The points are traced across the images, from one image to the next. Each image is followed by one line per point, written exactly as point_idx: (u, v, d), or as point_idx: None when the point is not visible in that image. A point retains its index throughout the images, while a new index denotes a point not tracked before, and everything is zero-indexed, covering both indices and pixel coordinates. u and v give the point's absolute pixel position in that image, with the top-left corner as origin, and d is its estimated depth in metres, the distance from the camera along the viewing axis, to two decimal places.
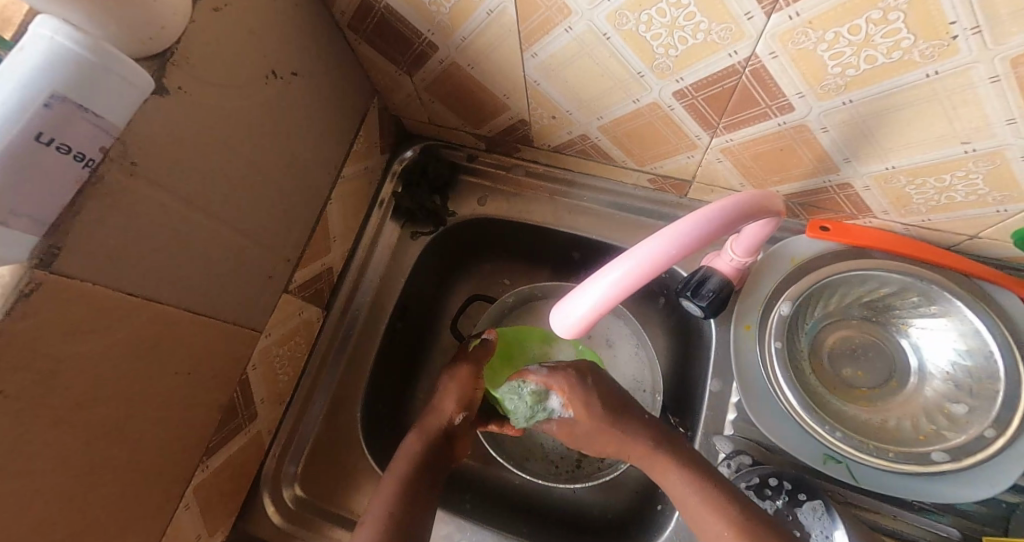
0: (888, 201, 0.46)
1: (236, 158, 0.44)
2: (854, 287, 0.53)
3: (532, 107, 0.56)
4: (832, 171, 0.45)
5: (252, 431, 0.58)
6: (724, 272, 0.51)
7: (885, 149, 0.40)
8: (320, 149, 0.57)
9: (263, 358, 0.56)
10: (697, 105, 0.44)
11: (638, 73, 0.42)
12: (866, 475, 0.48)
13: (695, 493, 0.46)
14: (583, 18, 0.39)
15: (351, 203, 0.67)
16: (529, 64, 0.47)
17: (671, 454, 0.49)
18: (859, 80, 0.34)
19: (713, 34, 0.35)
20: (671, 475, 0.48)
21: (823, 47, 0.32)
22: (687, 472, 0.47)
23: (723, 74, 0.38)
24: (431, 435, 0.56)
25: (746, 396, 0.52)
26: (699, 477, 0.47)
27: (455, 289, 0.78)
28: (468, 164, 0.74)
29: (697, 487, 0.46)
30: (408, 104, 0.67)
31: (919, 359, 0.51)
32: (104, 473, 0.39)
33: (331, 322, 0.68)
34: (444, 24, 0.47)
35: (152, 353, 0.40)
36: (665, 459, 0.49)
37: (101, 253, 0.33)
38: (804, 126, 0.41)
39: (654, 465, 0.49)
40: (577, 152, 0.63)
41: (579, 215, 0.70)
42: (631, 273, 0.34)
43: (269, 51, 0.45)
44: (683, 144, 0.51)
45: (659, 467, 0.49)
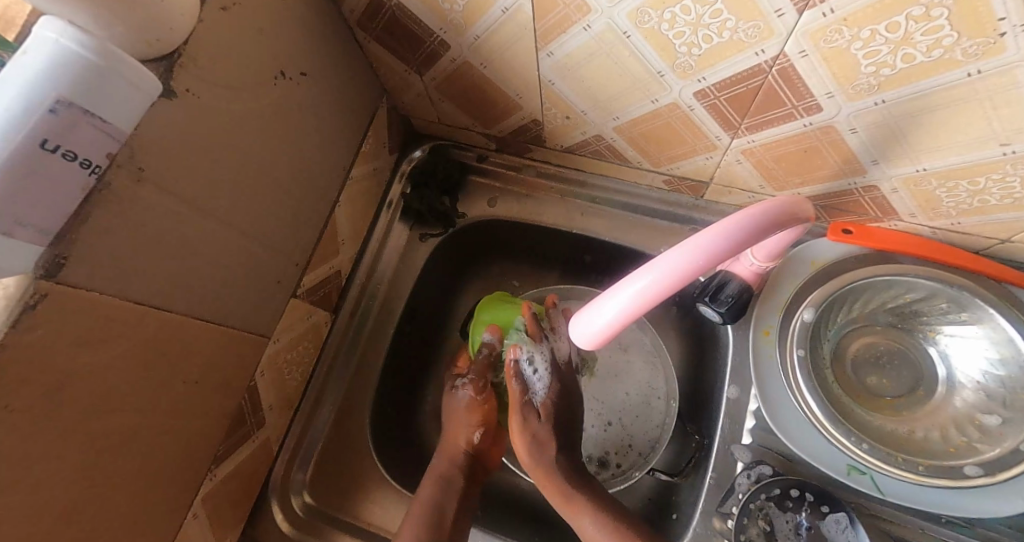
0: (916, 204, 0.44)
1: (244, 161, 0.43)
2: (880, 293, 0.51)
3: (544, 107, 0.55)
4: (858, 173, 0.44)
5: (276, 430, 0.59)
6: (744, 277, 0.50)
7: (917, 151, 0.38)
8: (328, 150, 0.56)
9: (271, 364, 0.55)
10: (718, 106, 0.42)
11: (658, 72, 0.41)
12: (894, 488, 0.46)
13: (612, 538, 0.49)
14: (602, 16, 0.37)
15: (360, 205, 0.66)
16: (544, 63, 0.46)
17: (582, 497, 0.52)
18: (893, 80, 0.33)
19: (740, 32, 0.34)
20: (586, 522, 0.51)
21: (857, 45, 0.31)
22: (604, 519, 0.51)
23: (749, 73, 0.37)
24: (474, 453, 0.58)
25: (766, 404, 0.50)
26: (624, 526, 0.50)
27: (465, 291, 0.77)
28: (478, 164, 0.73)
29: (616, 536, 0.49)
30: (417, 104, 0.66)
31: (948, 367, 0.50)
32: (111, 485, 0.38)
33: (339, 326, 0.67)
34: (456, 22, 0.46)
35: (160, 362, 0.39)
36: (576, 501, 0.52)
37: (108, 262, 0.33)
38: (832, 127, 0.39)
39: (564, 506, 0.53)
40: (590, 152, 0.62)
41: (591, 216, 0.69)
42: (657, 284, 0.32)
43: (277, 51, 0.44)
44: (701, 145, 0.50)
45: (571, 512, 0.52)
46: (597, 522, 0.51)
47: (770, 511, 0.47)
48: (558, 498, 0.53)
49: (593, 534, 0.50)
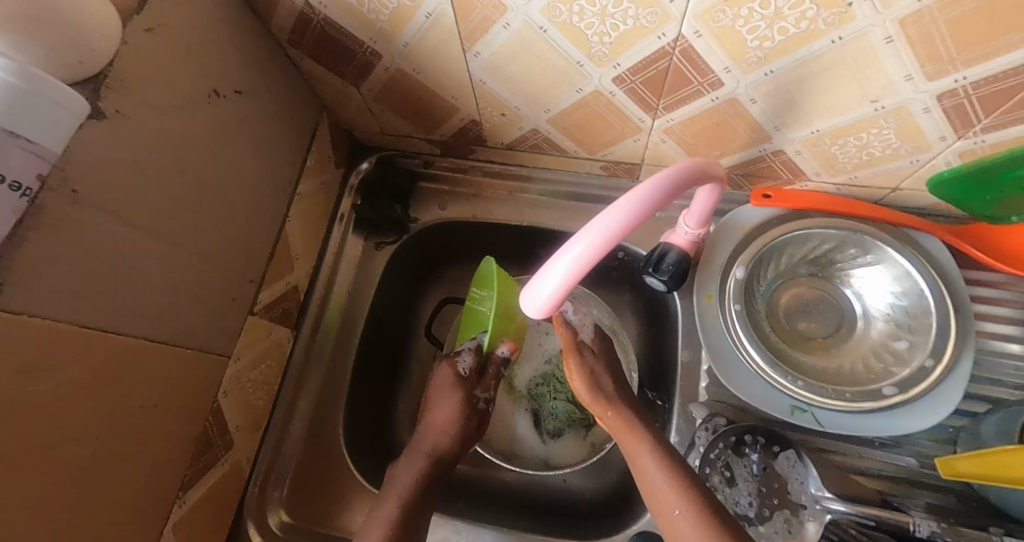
0: (818, 163, 0.50)
1: (185, 179, 0.44)
2: (798, 248, 0.56)
3: (480, 107, 0.58)
4: (765, 140, 0.49)
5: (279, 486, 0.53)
6: (681, 246, 0.54)
7: (809, 115, 0.44)
8: (273, 166, 0.57)
9: (235, 383, 0.55)
10: (636, 89, 0.46)
11: (578, 63, 0.44)
12: (830, 419, 0.51)
13: (662, 472, 0.46)
14: (519, 14, 0.40)
15: (311, 220, 0.67)
16: (472, 63, 0.49)
17: (647, 427, 0.50)
18: (776, 52, 0.37)
19: (641, 19, 0.37)
20: (643, 446, 0.48)
21: (741, 22, 0.35)
22: (660, 447, 0.48)
23: (656, 56, 0.41)
24: (441, 464, 0.57)
25: (715, 361, 0.54)
26: (669, 454, 0.47)
27: (427, 295, 0.80)
28: (425, 170, 0.75)
29: (666, 464, 0.46)
30: (358, 116, 0.67)
31: (860, 305, 0.55)
32: (74, 516, 0.37)
33: (302, 342, 0.67)
34: (385, 31, 0.48)
35: (114, 387, 0.39)
36: (638, 431, 0.50)
37: (47, 286, 0.33)
38: (735, 99, 0.44)
39: (625, 429, 0.50)
40: (529, 147, 0.66)
41: (539, 209, 0.72)
42: (591, 247, 0.35)
43: (209, 70, 0.45)
44: (628, 129, 0.54)
45: (633, 444, 0.49)
46: (654, 450, 0.47)
47: (729, 458, 0.51)
48: (620, 428, 0.51)
49: (647, 466, 0.47)
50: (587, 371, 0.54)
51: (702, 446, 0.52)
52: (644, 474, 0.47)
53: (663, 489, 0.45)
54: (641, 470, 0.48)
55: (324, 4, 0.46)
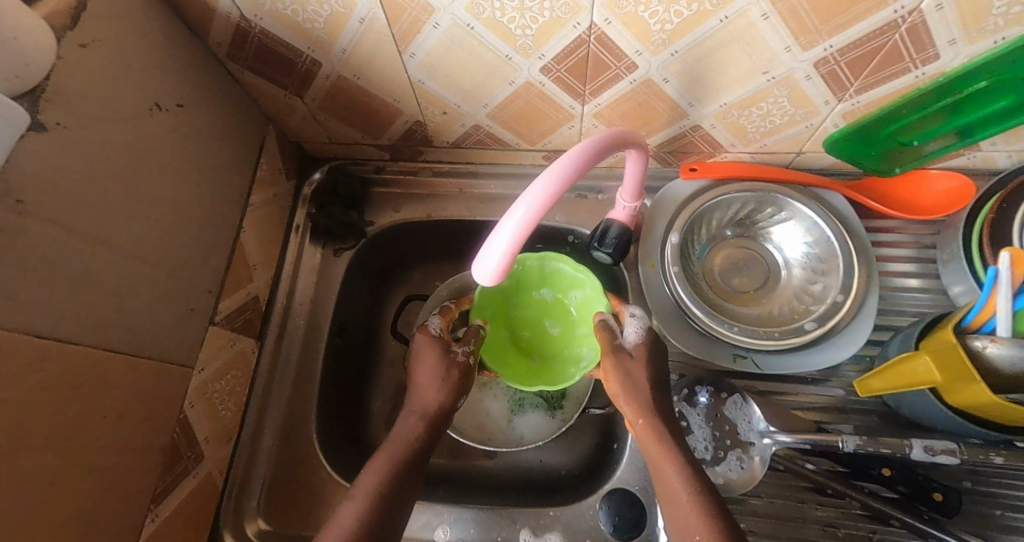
0: (731, 134, 0.56)
1: (134, 191, 0.45)
2: (723, 212, 0.62)
3: (422, 107, 0.61)
4: (683, 116, 0.54)
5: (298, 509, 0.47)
6: (622, 220, 0.59)
7: (715, 89, 0.49)
8: (223, 177, 0.58)
9: (202, 393, 0.55)
10: (562, 77, 0.50)
11: (507, 56, 0.48)
12: (766, 361, 0.56)
13: (683, 489, 0.44)
14: (446, 14, 0.44)
15: (267, 230, 0.68)
16: (409, 64, 0.52)
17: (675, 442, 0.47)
18: (676, 33, 0.42)
19: (556, 11, 0.41)
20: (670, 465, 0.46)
21: (642, 8, 0.40)
22: (684, 462, 0.46)
23: (575, 44, 0.45)
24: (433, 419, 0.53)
25: (663, 323, 0.59)
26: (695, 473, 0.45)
27: (390, 292, 0.81)
28: (377, 176, 0.78)
29: (691, 484, 0.44)
30: (305, 126, 0.69)
31: (782, 257, 0.61)
32: (45, 527, 0.37)
33: (268, 351, 0.68)
34: (321, 39, 0.50)
35: (78, 396, 0.39)
36: (669, 446, 0.47)
37: (1, 293, 0.33)
38: (651, 80, 0.49)
39: (654, 445, 0.48)
40: (474, 143, 0.69)
41: (490, 202, 0.76)
42: (530, 210, 0.38)
43: (149, 84, 0.46)
44: (562, 116, 0.58)
45: (659, 456, 0.47)
46: (678, 465, 0.46)
47: (683, 409, 0.56)
48: (650, 441, 0.48)
49: (673, 482, 0.45)
50: (628, 386, 0.51)
51: None
52: (667, 489, 0.45)
53: (684, 510, 0.44)
54: (664, 483, 0.46)
55: (259, 16, 0.48)
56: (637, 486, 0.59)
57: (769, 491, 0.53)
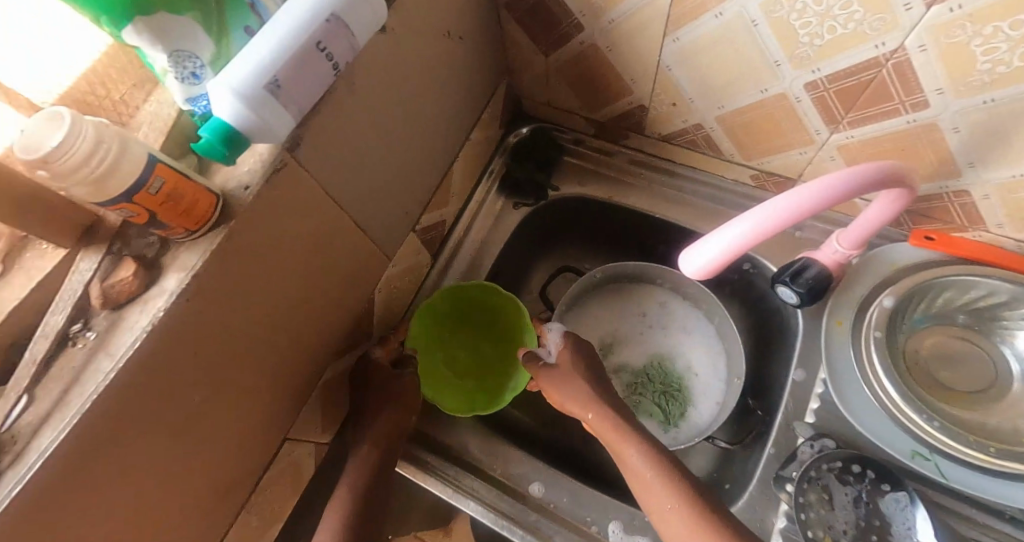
0: (1006, 212, 0.47)
1: (412, 100, 0.51)
2: (958, 294, 0.54)
3: (654, 93, 0.61)
4: (952, 175, 0.47)
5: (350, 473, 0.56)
6: (825, 263, 0.55)
7: (1018, 155, 0.42)
8: (462, 109, 0.64)
9: (387, 284, 0.63)
10: (825, 98, 0.47)
11: (775, 62, 0.46)
12: (958, 475, 0.49)
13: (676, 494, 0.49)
14: (736, 5, 0.43)
15: (469, 166, 0.74)
16: (668, 48, 0.52)
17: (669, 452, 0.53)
18: (1007, 78, 0.37)
19: (864, 25, 0.39)
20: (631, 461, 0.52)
21: (978, 41, 0.35)
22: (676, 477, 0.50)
23: (866, 65, 0.42)
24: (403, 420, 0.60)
25: (836, 385, 0.54)
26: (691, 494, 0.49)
27: (542, 260, 0.85)
28: (574, 147, 0.80)
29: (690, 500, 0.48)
30: (533, 84, 0.74)
31: (1016, 369, 0.52)
32: (280, 342, 0.45)
33: (434, 271, 0.75)
34: (599, 6, 0.52)
35: (327, 248, 0.47)
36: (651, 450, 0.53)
37: (325, 149, 0.40)
38: (935, 125, 0.44)
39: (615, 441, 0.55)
40: (685, 142, 0.68)
41: (674, 204, 0.74)
42: (755, 227, 0.38)
43: (449, 13, 0.52)
44: (798, 141, 0.54)
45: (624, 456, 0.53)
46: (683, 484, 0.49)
47: (830, 481, 0.50)
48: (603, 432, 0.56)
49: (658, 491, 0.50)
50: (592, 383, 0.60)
51: (804, 460, 0.52)
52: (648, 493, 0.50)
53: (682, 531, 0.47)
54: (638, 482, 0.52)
55: None
56: None
57: None
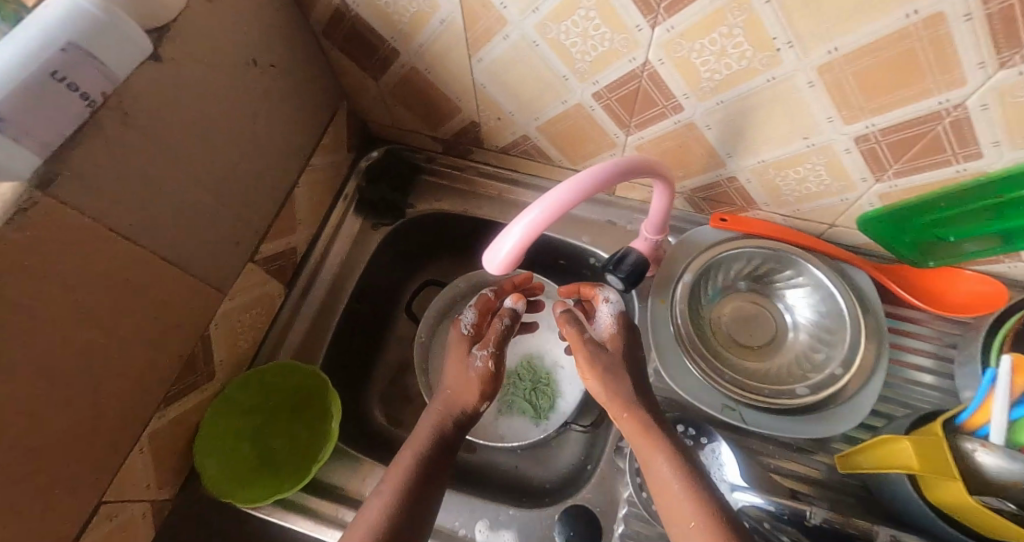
0: (766, 193, 0.58)
1: (216, 130, 0.50)
2: (741, 263, 0.63)
3: (479, 110, 0.64)
4: (720, 166, 0.57)
5: (366, 512, 0.44)
6: (640, 250, 0.61)
7: (755, 145, 0.51)
8: (291, 137, 0.63)
9: (225, 321, 0.59)
10: (611, 105, 0.53)
11: (564, 76, 0.51)
12: (755, 419, 0.55)
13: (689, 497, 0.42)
14: (516, 28, 0.47)
15: (318, 191, 0.72)
16: (476, 67, 0.55)
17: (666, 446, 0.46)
18: (725, 83, 0.44)
19: (615, 43, 0.44)
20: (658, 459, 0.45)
21: (695, 55, 0.42)
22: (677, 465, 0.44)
23: (627, 77, 0.48)
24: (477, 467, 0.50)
25: (659, 356, 0.59)
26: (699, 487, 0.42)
27: (412, 276, 0.85)
28: (428, 165, 0.82)
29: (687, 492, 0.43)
30: (373, 107, 0.73)
31: (793, 320, 0.62)
32: (69, 399, 0.42)
33: (291, 301, 0.72)
34: (405, 31, 0.54)
35: (125, 289, 0.44)
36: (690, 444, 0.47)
37: (90, 184, 0.38)
38: (693, 124, 0.51)
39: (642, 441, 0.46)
40: (520, 152, 0.73)
41: (523, 211, 0.78)
42: (549, 210, 0.40)
43: (250, 41, 0.52)
44: (605, 144, 0.61)
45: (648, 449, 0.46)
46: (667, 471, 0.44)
47: None
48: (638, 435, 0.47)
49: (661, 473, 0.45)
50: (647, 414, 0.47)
51: None
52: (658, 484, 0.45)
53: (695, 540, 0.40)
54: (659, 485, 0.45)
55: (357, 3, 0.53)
56: (598, 505, 0.57)
57: None
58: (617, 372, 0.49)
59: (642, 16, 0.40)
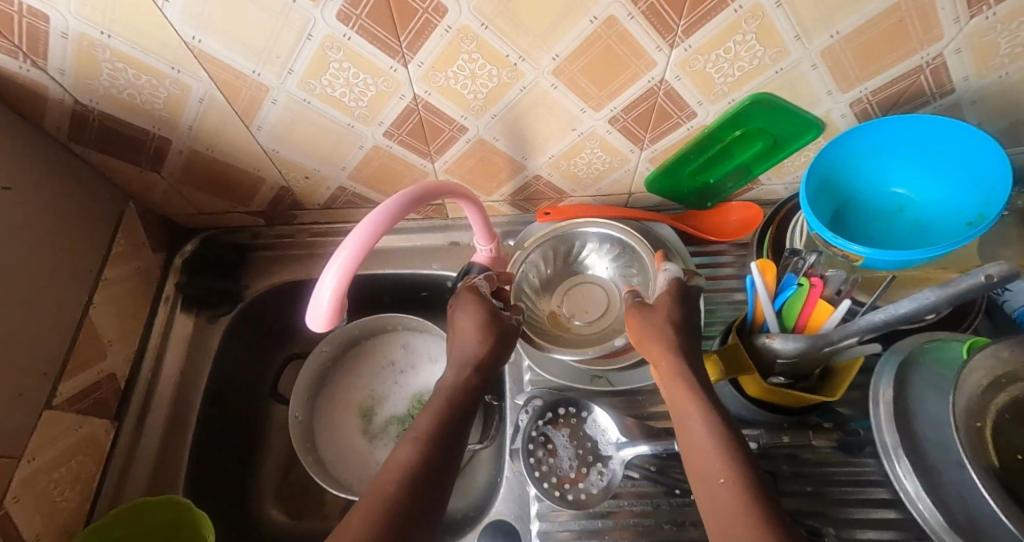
0: (569, 181, 0.64)
1: None
2: (542, 257, 0.68)
3: (283, 174, 0.62)
4: (523, 168, 0.61)
5: None
6: (482, 262, 0.63)
7: (540, 146, 0.57)
8: (65, 258, 0.55)
9: (30, 487, 0.51)
10: (406, 140, 0.55)
11: (348, 125, 0.52)
12: (620, 379, 0.62)
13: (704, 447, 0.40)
14: (280, 92, 0.47)
15: (122, 306, 0.64)
16: (259, 136, 0.54)
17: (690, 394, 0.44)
18: (490, 100, 0.49)
19: (380, 86, 0.47)
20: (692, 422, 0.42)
21: (452, 82, 0.46)
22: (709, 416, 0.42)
23: (406, 112, 0.51)
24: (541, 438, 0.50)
25: (531, 356, 0.64)
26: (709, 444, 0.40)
27: (270, 356, 0.79)
28: (254, 242, 0.76)
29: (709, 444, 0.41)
30: (168, 200, 0.67)
31: (606, 272, 0.69)
32: None
33: (125, 432, 0.64)
34: (164, 117, 0.51)
35: None
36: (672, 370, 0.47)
37: None
38: (483, 139, 0.56)
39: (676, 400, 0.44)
40: (344, 204, 0.69)
41: (372, 257, 0.75)
42: (354, 249, 0.40)
43: None
44: (418, 175, 0.62)
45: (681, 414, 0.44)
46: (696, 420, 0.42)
47: (546, 432, 0.58)
48: (674, 390, 0.45)
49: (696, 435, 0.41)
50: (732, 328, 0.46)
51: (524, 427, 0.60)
52: (691, 447, 0.42)
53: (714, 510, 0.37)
54: (686, 444, 0.42)
55: (95, 101, 0.49)
56: (512, 515, 0.59)
57: (633, 498, 0.56)
58: (464, 384, 0.51)
59: (390, 58, 0.43)
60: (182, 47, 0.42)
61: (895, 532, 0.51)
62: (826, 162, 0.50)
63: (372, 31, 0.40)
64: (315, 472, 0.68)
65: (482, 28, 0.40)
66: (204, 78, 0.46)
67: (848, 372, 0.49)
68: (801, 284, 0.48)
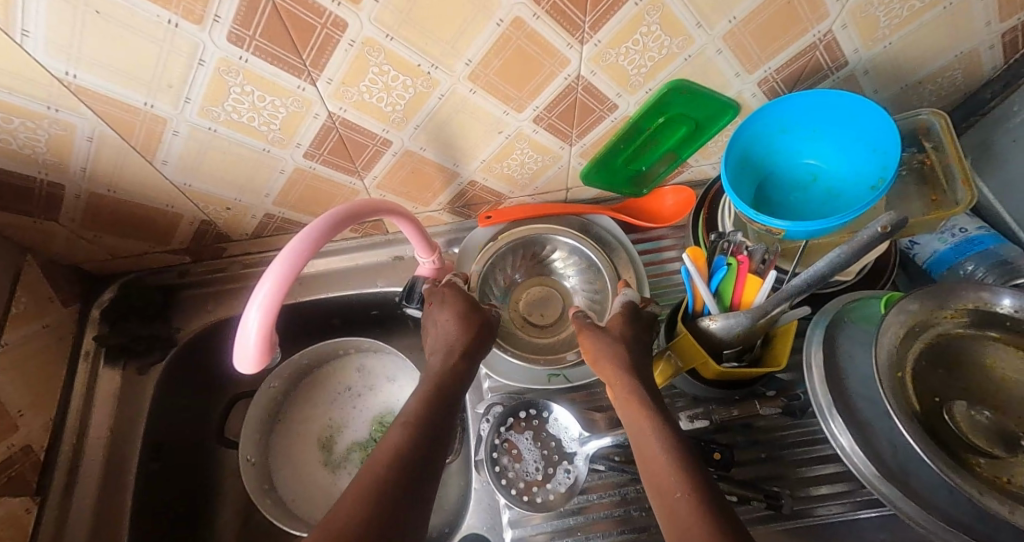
0: (504, 183, 0.64)
1: None
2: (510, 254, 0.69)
3: (202, 207, 0.58)
4: (456, 175, 0.60)
5: None
6: (426, 275, 0.61)
7: (468, 151, 0.56)
8: None
9: None
10: (329, 159, 0.53)
11: (263, 149, 0.50)
12: (579, 373, 0.62)
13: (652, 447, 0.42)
14: (181, 122, 0.44)
15: (31, 371, 0.59)
16: (167, 170, 0.51)
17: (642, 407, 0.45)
18: (409, 110, 0.48)
19: (290, 106, 0.45)
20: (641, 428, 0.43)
21: (366, 96, 0.45)
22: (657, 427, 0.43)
23: (324, 131, 0.49)
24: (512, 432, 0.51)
25: (488, 364, 0.63)
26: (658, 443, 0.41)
27: (213, 399, 0.74)
28: (181, 281, 0.71)
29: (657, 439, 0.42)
30: (75, 249, 0.61)
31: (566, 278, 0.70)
32: None
33: (52, 506, 0.59)
34: (52, 162, 0.47)
35: None
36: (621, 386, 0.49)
37: None
38: (410, 150, 0.54)
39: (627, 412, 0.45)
40: (275, 231, 0.66)
41: (311, 281, 0.72)
42: (278, 279, 0.38)
43: None
44: (348, 194, 0.60)
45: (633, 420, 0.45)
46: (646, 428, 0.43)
47: (510, 438, 0.58)
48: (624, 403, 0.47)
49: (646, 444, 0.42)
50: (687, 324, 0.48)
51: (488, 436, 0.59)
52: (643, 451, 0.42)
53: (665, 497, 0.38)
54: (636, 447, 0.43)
55: None
56: (484, 526, 0.58)
57: (601, 491, 0.57)
58: None
59: (296, 77, 0.41)
60: (57, 84, 0.39)
61: (844, 484, 0.54)
62: (744, 141, 0.52)
63: (270, 51, 0.38)
64: (275, 515, 0.64)
65: (388, 40, 0.39)
66: (88, 115, 0.42)
67: (787, 341, 0.50)
68: (730, 264, 0.50)
